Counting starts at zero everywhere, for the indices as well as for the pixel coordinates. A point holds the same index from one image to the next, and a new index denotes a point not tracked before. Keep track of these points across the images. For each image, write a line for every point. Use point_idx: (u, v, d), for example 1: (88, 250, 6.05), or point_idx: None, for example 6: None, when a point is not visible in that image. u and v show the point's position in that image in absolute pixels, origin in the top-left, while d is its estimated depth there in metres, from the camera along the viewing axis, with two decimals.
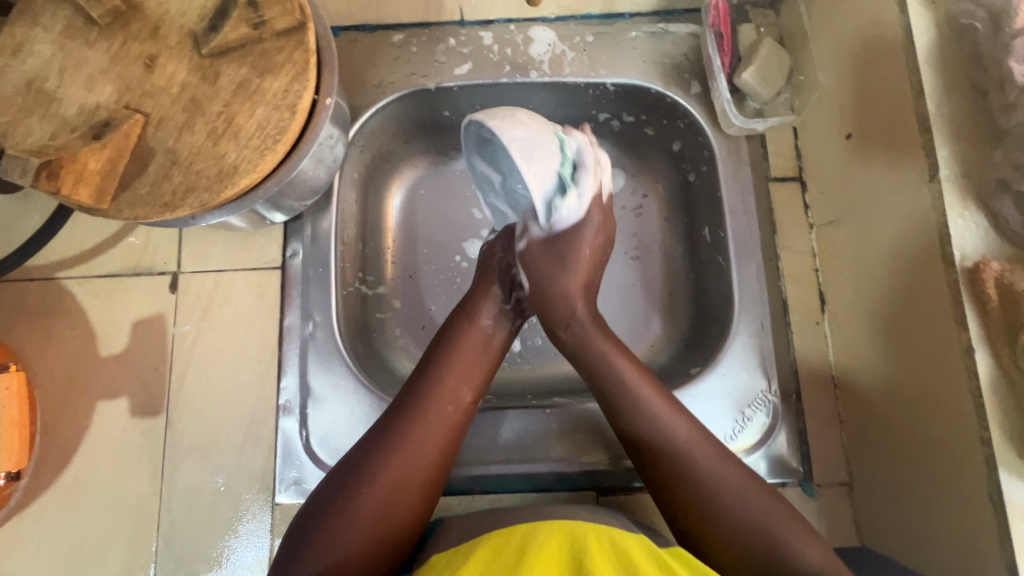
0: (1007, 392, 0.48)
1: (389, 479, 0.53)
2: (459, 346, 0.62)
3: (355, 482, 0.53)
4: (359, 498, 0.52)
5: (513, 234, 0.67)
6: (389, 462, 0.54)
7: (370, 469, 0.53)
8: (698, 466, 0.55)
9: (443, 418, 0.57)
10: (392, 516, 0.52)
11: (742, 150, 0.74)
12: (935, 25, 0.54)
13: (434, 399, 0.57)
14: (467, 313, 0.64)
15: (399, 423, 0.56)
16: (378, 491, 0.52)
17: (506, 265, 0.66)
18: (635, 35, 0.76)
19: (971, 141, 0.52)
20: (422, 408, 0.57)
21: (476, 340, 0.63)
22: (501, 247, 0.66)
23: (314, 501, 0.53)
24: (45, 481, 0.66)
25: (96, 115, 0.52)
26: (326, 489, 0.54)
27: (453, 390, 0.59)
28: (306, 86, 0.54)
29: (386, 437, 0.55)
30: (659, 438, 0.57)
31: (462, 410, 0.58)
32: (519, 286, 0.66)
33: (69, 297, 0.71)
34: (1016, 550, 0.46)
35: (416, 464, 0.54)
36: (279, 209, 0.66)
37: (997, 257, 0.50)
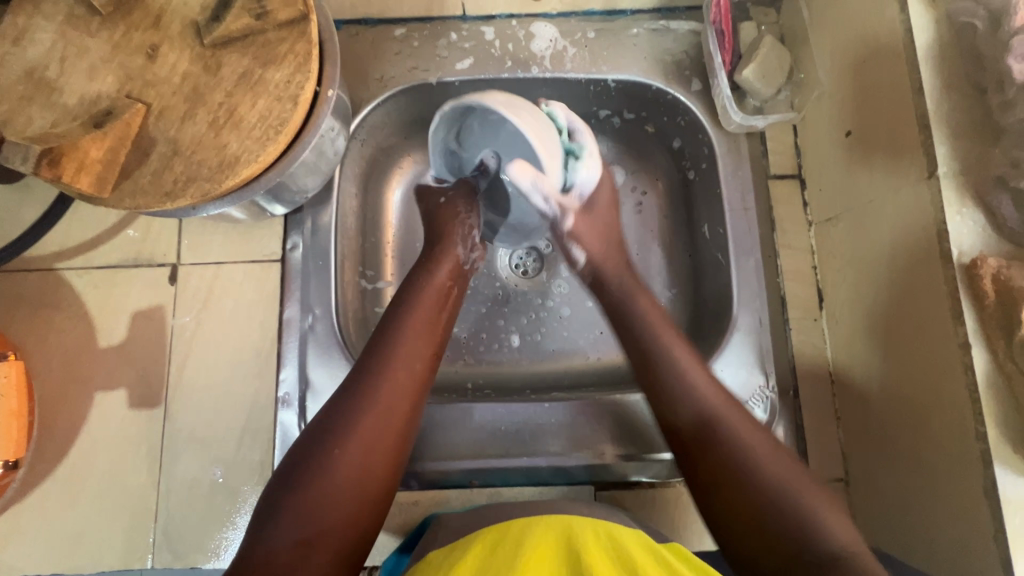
0: (1003, 387, 0.48)
1: (359, 437, 0.52)
2: (419, 301, 0.61)
3: (325, 445, 0.51)
4: (332, 460, 0.50)
5: (471, 194, 0.70)
6: (359, 422, 0.52)
7: (341, 430, 0.52)
8: (731, 433, 0.53)
9: (408, 373, 0.56)
10: (366, 476, 0.51)
11: (743, 147, 0.74)
12: (936, 23, 0.55)
13: (398, 355, 0.57)
14: (426, 270, 0.64)
15: (363, 381, 0.55)
16: (350, 452, 0.51)
17: (467, 224, 0.69)
18: (636, 32, 0.76)
19: (969, 139, 0.52)
20: (388, 364, 0.56)
21: (434, 295, 0.63)
22: (462, 208, 0.69)
23: (285, 470, 0.51)
24: (43, 471, 0.66)
25: (97, 104, 0.52)
26: (294, 456, 0.52)
27: (413, 346, 0.58)
28: (308, 77, 0.54)
29: (353, 398, 0.54)
30: (695, 405, 0.55)
31: (425, 363, 0.58)
32: (478, 246, 0.70)
33: (68, 288, 0.70)
34: (1010, 543, 0.46)
35: (384, 421, 0.53)
36: (279, 201, 0.66)
37: (994, 254, 0.50)
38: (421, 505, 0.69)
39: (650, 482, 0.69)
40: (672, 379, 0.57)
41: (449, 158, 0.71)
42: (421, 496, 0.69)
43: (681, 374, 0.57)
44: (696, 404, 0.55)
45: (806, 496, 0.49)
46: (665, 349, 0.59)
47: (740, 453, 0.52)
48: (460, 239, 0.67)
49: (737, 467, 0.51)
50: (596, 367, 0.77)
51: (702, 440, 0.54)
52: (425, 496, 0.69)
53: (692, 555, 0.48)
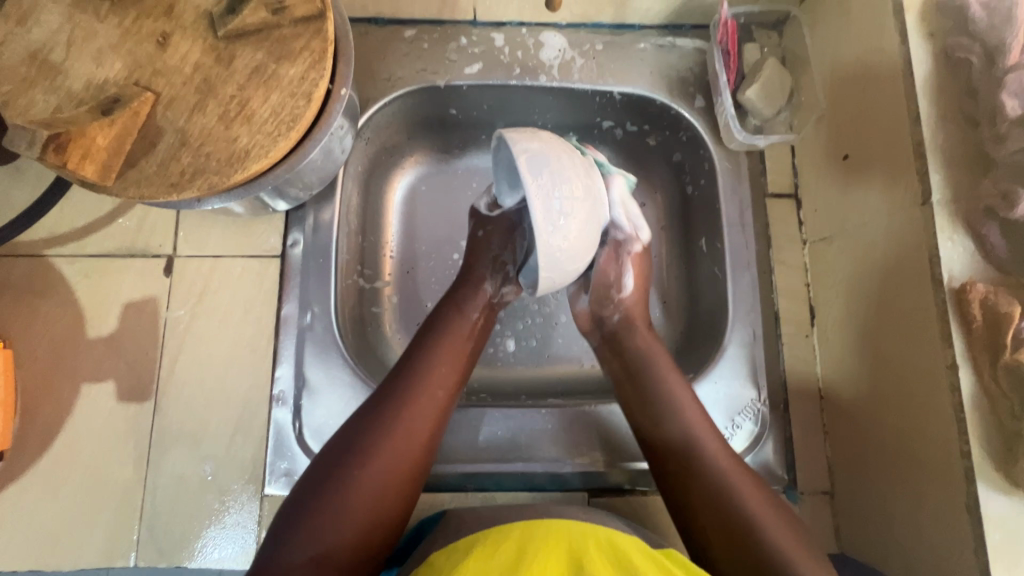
0: (986, 407, 0.50)
1: (380, 462, 0.52)
2: (449, 329, 0.63)
3: (349, 460, 0.52)
4: (351, 481, 0.51)
5: (509, 231, 0.68)
6: (382, 441, 0.53)
7: (361, 452, 0.53)
8: (708, 452, 0.57)
9: (432, 398, 0.57)
10: (384, 501, 0.52)
11: (742, 165, 0.76)
12: (933, 56, 0.57)
13: (425, 378, 0.58)
14: (455, 299, 0.65)
15: (389, 401, 0.56)
16: (372, 470, 0.52)
17: (499, 259, 0.68)
18: (643, 46, 0.77)
19: (963, 168, 0.55)
20: (413, 390, 0.57)
21: (461, 327, 0.63)
22: (497, 245, 0.68)
23: (307, 481, 0.52)
24: (24, 464, 0.64)
25: (105, 90, 0.51)
26: (318, 468, 0.53)
27: (438, 375, 0.59)
28: (323, 74, 0.53)
29: (376, 416, 0.55)
30: (679, 422, 0.59)
31: (448, 390, 0.59)
32: (511, 280, 0.69)
33: (58, 275, 0.68)
34: (989, 557, 0.48)
35: (406, 443, 0.54)
36: (283, 197, 0.66)
37: (982, 279, 0.52)
38: (414, 509, 0.67)
39: (644, 490, 0.69)
40: (671, 407, 0.60)
41: (511, 173, 0.62)
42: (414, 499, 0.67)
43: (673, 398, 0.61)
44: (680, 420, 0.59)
45: (764, 509, 0.54)
46: (659, 374, 0.63)
47: (718, 475, 0.56)
48: (489, 276, 0.67)
49: (718, 486, 0.55)
50: (590, 375, 0.78)
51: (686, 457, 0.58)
52: (418, 498, 0.67)
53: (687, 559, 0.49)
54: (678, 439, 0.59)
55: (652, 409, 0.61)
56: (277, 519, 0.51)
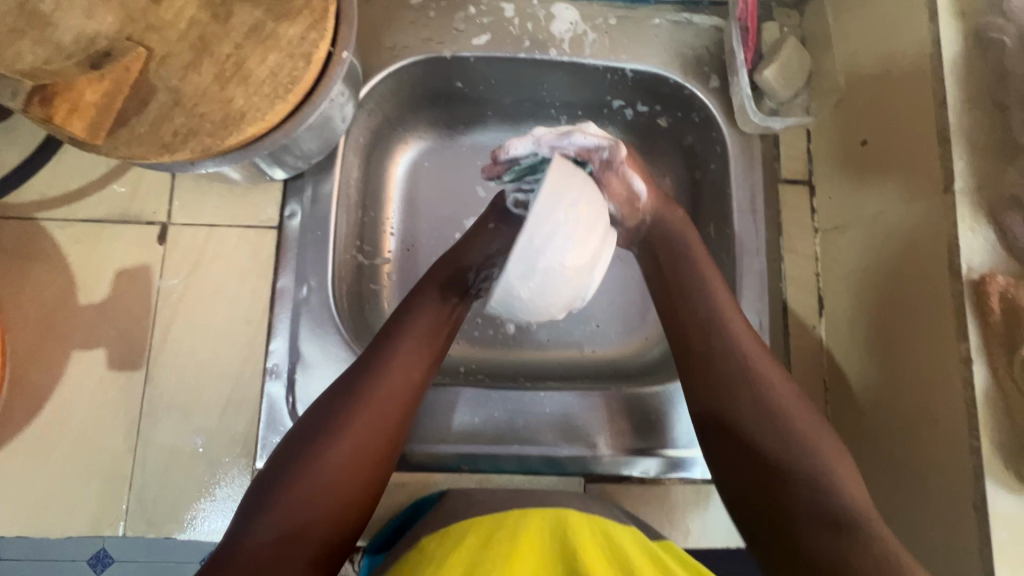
0: (1000, 405, 0.49)
1: (350, 443, 0.51)
2: (424, 307, 0.60)
3: (319, 439, 0.51)
4: (321, 460, 0.50)
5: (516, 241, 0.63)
6: (352, 420, 0.52)
7: (332, 432, 0.51)
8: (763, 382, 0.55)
9: (404, 378, 0.56)
10: (354, 482, 0.50)
11: (756, 149, 0.73)
12: (964, 38, 0.54)
13: (396, 360, 0.56)
14: (434, 279, 0.63)
15: (360, 381, 0.54)
16: (341, 450, 0.50)
17: (490, 259, 0.64)
18: (658, 22, 0.74)
19: (987, 156, 0.53)
20: (385, 369, 0.55)
21: (436, 307, 0.61)
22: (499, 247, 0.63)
23: (277, 460, 0.51)
24: (13, 430, 0.63)
25: (95, 44, 0.48)
26: (288, 448, 0.51)
27: (410, 355, 0.57)
28: (324, 35, 0.51)
29: (347, 397, 0.53)
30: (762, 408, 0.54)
31: (422, 371, 0.57)
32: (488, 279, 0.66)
33: (49, 240, 0.67)
34: (994, 556, 0.47)
35: (377, 423, 0.53)
36: (280, 166, 0.64)
37: (1003, 272, 0.50)
38: (408, 489, 0.66)
39: (641, 478, 0.68)
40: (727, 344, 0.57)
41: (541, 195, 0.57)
42: (408, 478, 0.66)
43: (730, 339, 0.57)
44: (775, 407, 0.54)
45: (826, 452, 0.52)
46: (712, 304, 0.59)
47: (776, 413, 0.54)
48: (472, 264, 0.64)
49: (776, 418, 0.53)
50: (589, 360, 0.77)
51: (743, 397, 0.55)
52: (411, 478, 0.66)
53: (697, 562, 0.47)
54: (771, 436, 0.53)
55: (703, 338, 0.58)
56: (247, 499, 0.50)
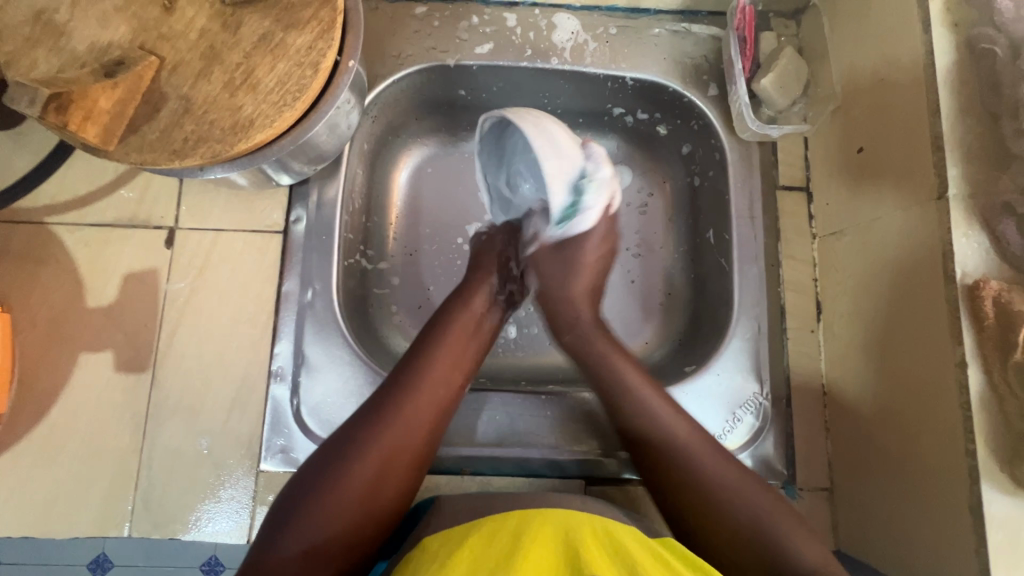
0: (995, 408, 0.50)
1: (380, 459, 0.52)
2: (451, 324, 0.62)
3: (348, 453, 0.51)
4: (350, 475, 0.50)
5: (512, 232, 0.71)
6: (381, 435, 0.53)
7: (362, 447, 0.52)
8: (694, 458, 0.56)
9: (433, 396, 0.56)
10: (380, 497, 0.51)
11: (754, 156, 0.74)
12: (956, 48, 0.56)
13: (426, 378, 0.57)
14: (461, 294, 0.65)
15: (390, 397, 0.55)
16: (369, 466, 0.51)
17: (505, 257, 0.70)
18: (657, 32, 0.76)
19: (980, 164, 0.54)
20: (415, 385, 0.56)
21: (464, 324, 0.62)
22: (502, 241, 0.71)
23: (305, 472, 0.51)
24: (21, 431, 0.64)
25: (108, 53, 0.50)
26: (317, 462, 0.52)
27: (439, 372, 0.58)
28: (331, 45, 0.53)
29: (378, 413, 0.54)
30: (664, 437, 0.58)
31: (451, 390, 0.58)
32: (513, 279, 0.70)
33: (58, 243, 0.68)
34: (990, 557, 0.48)
35: (406, 440, 0.54)
36: (286, 171, 0.65)
37: (996, 277, 0.51)
38: None
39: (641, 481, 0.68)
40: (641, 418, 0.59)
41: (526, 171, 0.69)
42: None
43: (648, 409, 0.59)
44: (663, 429, 0.58)
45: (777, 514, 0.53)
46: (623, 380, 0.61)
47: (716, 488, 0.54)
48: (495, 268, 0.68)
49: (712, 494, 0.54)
50: None
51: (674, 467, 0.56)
52: None
53: (698, 559, 0.48)
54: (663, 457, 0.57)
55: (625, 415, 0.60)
56: (273, 510, 0.50)
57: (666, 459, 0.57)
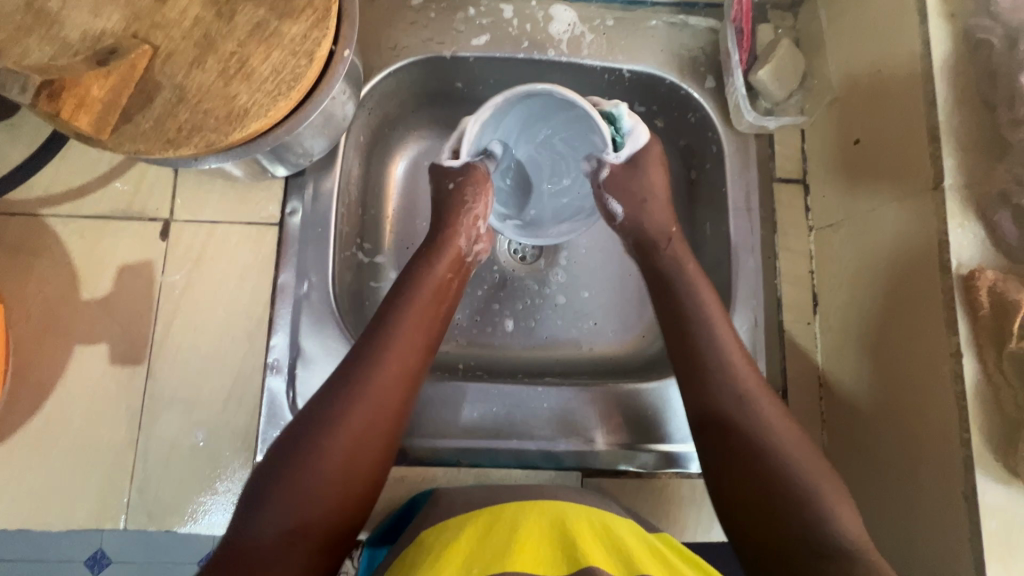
0: (990, 397, 0.50)
1: (350, 432, 0.51)
2: (415, 293, 0.60)
3: (317, 434, 0.50)
4: (320, 451, 0.50)
5: (484, 180, 0.66)
6: (350, 409, 0.52)
7: (331, 422, 0.51)
8: (760, 415, 0.55)
9: (400, 364, 0.56)
10: (354, 472, 0.51)
11: (751, 148, 0.74)
12: (953, 39, 0.55)
13: (393, 347, 0.56)
14: (425, 262, 0.63)
15: (357, 367, 0.54)
16: (339, 441, 0.50)
17: (473, 212, 0.65)
18: (655, 24, 0.76)
19: (976, 154, 0.54)
20: (382, 355, 0.55)
21: (433, 290, 0.61)
22: (471, 195, 0.65)
23: (274, 454, 0.51)
24: (16, 423, 0.64)
25: (101, 42, 0.49)
26: (287, 440, 0.51)
27: (406, 340, 0.57)
28: (326, 34, 0.52)
29: (345, 385, 0.53)
30: (732, 389, 0.56)
31: (419, 356, 0.57)
32: (481, 238, 0.67)
33: (52, 236, 0.68)
34: (984, 545, 0.48)
35: (374, 417, 0.53)
36: (282, 163, 0.65)
37: (991, 267, 0.52)
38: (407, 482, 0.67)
39: (638, 472, 0.68)
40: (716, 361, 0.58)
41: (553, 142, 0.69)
42: (407, 472, 0.66)
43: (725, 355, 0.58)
44: (734, 383, 0.56)
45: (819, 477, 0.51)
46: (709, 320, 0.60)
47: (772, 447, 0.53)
48: (462, 230, 0.65)
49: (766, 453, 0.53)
50: (587, 357, 0.77)
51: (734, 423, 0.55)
52: (410, 472, 0.67)
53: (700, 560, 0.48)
54: (727, 403, 0.56)
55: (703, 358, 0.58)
56: (246, 494, 0.50)
57: (725, 414, 0.55)
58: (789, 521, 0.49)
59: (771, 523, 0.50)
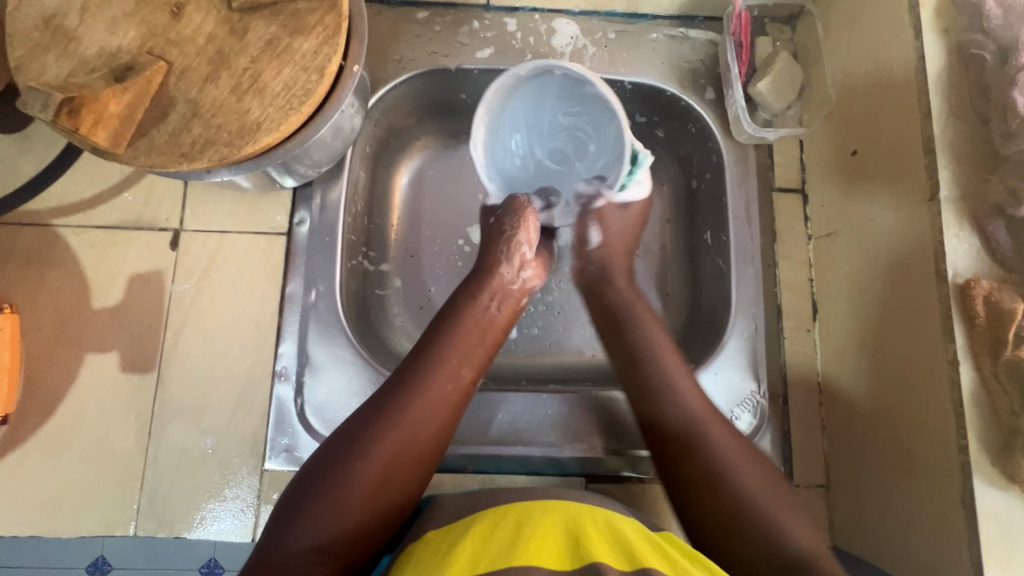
0: (986, 404, 0.51)
1: (387, 457, 0.51)
2: (457, 323, 0.61)
3: (351, 457, 0.51)
4: (356, 472, 0.50)
5: (520, 208, 0.67)
6: (388, 433, 0.52)
7: (368, 444, 0.51)
8: (709, 436, 0.55)
9: (442, 393, 0.56)
10: (386, 495, 0.51)
11: (750, 158, 0.76)
12: (947, 53, 0.57)
13: (434, 375, 0.56)
14: (470, 292, 0.64)
15: (397, 392, 0.55)
16: (376, 464, 0.51)
17: (515, 238, 0.66)
18: (655, 37, 0.77)
19: (970, 165, 0.55)
20: (423, 382, 0.56)
21: (474, 318, 0.62)
22: (510, 222, 0.66)
23: (305, 474, 0.51)
24: (28, 431, 0.65)
25: (118, 58, 0.51)
26: (321, 458, 0.52)
27: (448, 368, 0.57)
28: (336, 50, 0.54)
29: (384, 409, 0.54)
30: (682, 413, 0.57)
31: (461, 388, 0.58)
32: (529, 264, 0.67)
33: (64, 245, 0.69)
34: (982, 549, 0.49)
35: (410, 445, 0.53)
36: (291, 174, 0.66)
37: (986, 276, 0.53)
38: None
39: (641, 478, 0.69)
40: (660, 383, 0.59)
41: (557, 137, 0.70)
42: None
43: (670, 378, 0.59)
44: (678, 407, 0.57)
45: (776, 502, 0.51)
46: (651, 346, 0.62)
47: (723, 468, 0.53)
48: (503, 259, 0.66)
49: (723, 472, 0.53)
50: (590, 364, 0.78)
51: (688, 447, 0.55)
52: None
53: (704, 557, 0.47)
54: (678, 424, 0.57)
55: (646, 387, 0.60)
56: (277, 509, 0.50)
57: (682, 437, 0.56)
58: (754, 542, 0.49)
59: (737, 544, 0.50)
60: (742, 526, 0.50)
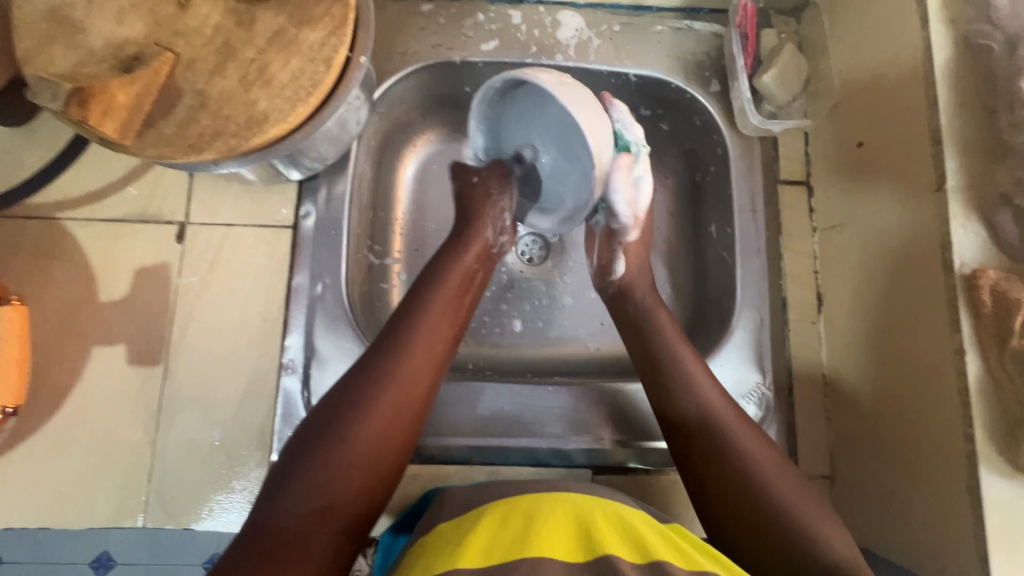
0: (992, 393, 0.51)
1: (377, 416, 0.52)
2: (442, 282, 0.61)
3: (342, 417, 0.51)
4: (348, 434, 0.51)
5: (506, 179, 0.65)
6: (377, 394, 0.53)
7: (357, 406, 0.52)
8: (727, 430, 0.56)
9: (427, 353, 0.57)
10: (379, 456, 0.51)
11: (755, 151, 0.76)
12: (954, 44, 0.57)
13: (419, 336, 0.57)
14: (454, 250, 0.64)
15: (383, 355, 0.55)
16: (366, 425, 0.51)
17: (498, 204, 0.65)
18: (660, 29, 0.77)
19: (978, 156, 0.55)
20: (408, 344, 0.56)
21: (458, 278, 0.63)
22: (495, 189, 0.65)
23: (298, 436, 0.52)
24: (35, 424, 0.65)
25: (124, 49, 0.51)
26: (311, 424, 0.52)
27: (432, 329, 0.58)
28: (343, 41, 0.54)
29: (371, 372, 0.54)
30: (698, 408, 0.58)
31: (444, 346, 0.59)
32: (507, 229, 0.67)
33: (70, 239, 0.69)
34: (988, 538, 0.49)
35: (400, 402, 0.53)
36: (297, 167, 0.66)
37: (993, 266, 0.53)
38: (420, 480, 0.68)
39: (646, 469, 0.69)
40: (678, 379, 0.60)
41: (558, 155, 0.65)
42: (420, 470, 0.68)
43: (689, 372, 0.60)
44: (696, 403, 0.58)
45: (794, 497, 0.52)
46: (669, 343, 0.63)
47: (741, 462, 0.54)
48: (489, 223, 0.65)
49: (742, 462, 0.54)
50: (595, 356, 0.79)
51: (705, 441, 0.56)
52: (424, 469, 0.68)
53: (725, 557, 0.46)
54: (693, 419, 0.58)
55: (666, 384, 0.60)
56: (270, 477, 0.50)
57: (699, 432, 0.57)
58: (773, 540, 0.50)
59: (755, 539, 0.51)
60: (762, 521, 0.51)
